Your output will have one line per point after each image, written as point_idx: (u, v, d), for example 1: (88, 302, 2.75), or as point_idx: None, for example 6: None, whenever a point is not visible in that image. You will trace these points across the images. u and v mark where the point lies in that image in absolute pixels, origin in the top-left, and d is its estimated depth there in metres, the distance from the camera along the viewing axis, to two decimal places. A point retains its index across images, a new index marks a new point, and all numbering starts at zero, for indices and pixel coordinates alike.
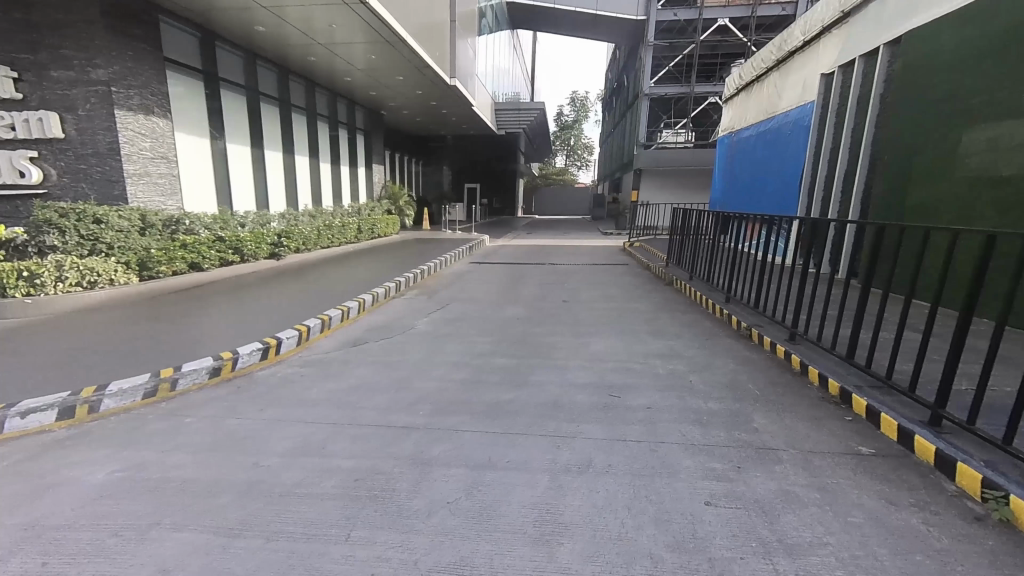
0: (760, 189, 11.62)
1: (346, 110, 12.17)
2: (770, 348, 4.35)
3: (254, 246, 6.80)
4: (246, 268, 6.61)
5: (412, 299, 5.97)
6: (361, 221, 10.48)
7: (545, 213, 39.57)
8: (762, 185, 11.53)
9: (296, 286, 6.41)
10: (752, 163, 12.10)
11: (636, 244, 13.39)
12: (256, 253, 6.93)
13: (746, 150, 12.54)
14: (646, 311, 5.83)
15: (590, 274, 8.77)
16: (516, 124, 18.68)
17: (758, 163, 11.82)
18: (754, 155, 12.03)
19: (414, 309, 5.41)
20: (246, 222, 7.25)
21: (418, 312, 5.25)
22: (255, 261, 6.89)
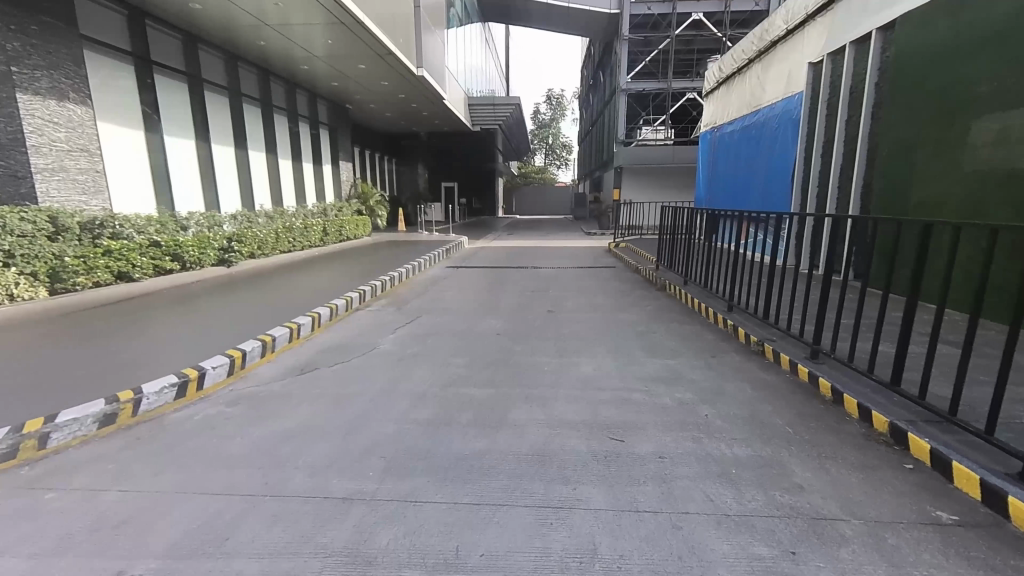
0: (746, 186, 11.05)
1: (306, 103, 11.44)
2: (789, 368, 3.72)
3: (198, 252, 6.09)
4: (190, 277, 5.87)
5: (378, 310, 5.24)
6: (327, 223, 9.74)
7: (525, 212, 38.96)
8: (748, 182, 10.97)
9: (245, 296, 5.66)
10: (736, 159, 11.53)
11: (621, 245, 12.78)
12: (200, 260, 6.18)
13: (729, 146, 11.97)
14: (639, 322, 5.20)
15: (573, 278, 8.12)
16: (491, 119, 18.00)
17: (743, 160, 11.25)
18: (738, 151, 11.46)
19: (378, 322, 4.70)
20: (190, 224, 6.53)
21: (381, 327, 4.55)
22: (200, 269, 6.15)
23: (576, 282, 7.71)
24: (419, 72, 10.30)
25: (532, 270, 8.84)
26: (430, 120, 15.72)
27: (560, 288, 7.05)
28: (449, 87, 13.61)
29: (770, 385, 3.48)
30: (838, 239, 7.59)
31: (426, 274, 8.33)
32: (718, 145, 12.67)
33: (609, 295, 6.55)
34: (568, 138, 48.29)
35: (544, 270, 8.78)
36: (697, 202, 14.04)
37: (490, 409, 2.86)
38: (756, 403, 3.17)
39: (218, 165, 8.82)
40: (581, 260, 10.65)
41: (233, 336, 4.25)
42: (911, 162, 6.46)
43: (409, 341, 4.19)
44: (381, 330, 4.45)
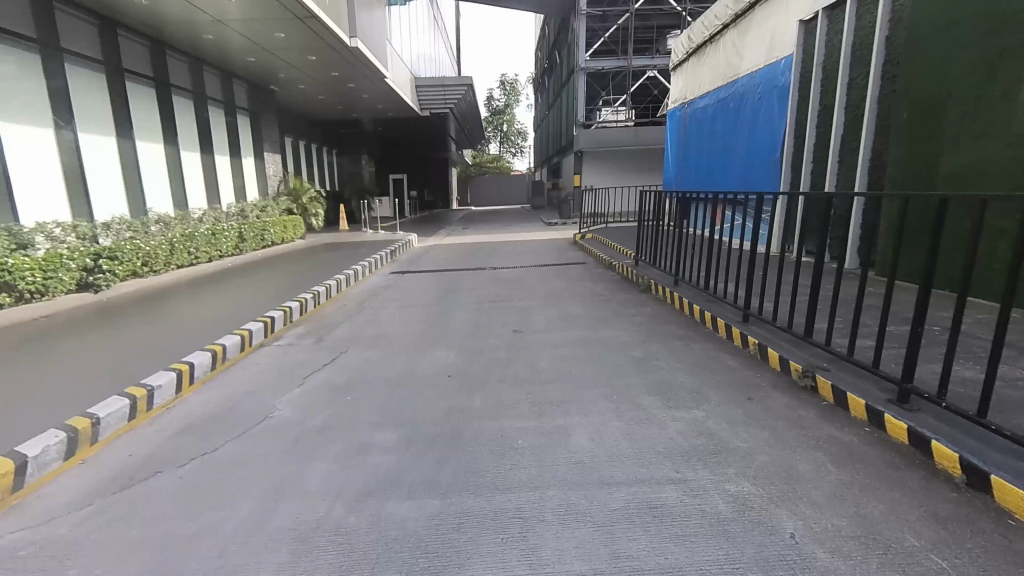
0: (726, 164, 9.90)
1: (217, 85, 9.97)
2: (868, 419, 2.53)
3: (41, 276, 4.70)
4: (30, 312, 4.51)
5: (280, 343, 3.93)
6: (244, 226, 8.28)
7: (482, 203, 37.64)
8: (727, 160, 9.83)
9: (103, 331, 4.31)
10: (713, 136, 10.37)
11: (587, 237, 11.59)
12: (50, 286, 4.80)
13: (705, 121, 10.80)
14: (632, 341, 4.00)
15: (537, 280, 6.91)
16: (438, 102, 16.66)
17: (721, 136, 10.10)
18: (715, 127, 10.30)
19: (274, 367, 3.40)
20: (37, 240, 5.15)
21: (275, 374, 3.25)
22: (50, 300, 4.78)
23: (542, 285, 6.50)
24: (351, 43, 8.91)
25: (489, 273, 7.61)
26: (370, 103, 14.28)
27: (524, 295, 5.83)
28: (391, 64, 12.22)
29: (856, 450, 2.32)
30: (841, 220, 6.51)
31: (363, 283, 6.99)
32: (691, 121, 11.49)
33: (585, 303, 5.36)
34: (522, 124, 47.11)
35: (502, 273, 7.54)
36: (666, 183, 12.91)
37: (428, 568, 1.64)
38: (847, 492, 2.01)
39: (88, 159, 7.12)
40: (545, 258, 9.43)
41: (40, 398, 2.93)
42: (943, 123, 5.38)
43: (320, 396, 2.93)
44: (281, 380, 3.14)
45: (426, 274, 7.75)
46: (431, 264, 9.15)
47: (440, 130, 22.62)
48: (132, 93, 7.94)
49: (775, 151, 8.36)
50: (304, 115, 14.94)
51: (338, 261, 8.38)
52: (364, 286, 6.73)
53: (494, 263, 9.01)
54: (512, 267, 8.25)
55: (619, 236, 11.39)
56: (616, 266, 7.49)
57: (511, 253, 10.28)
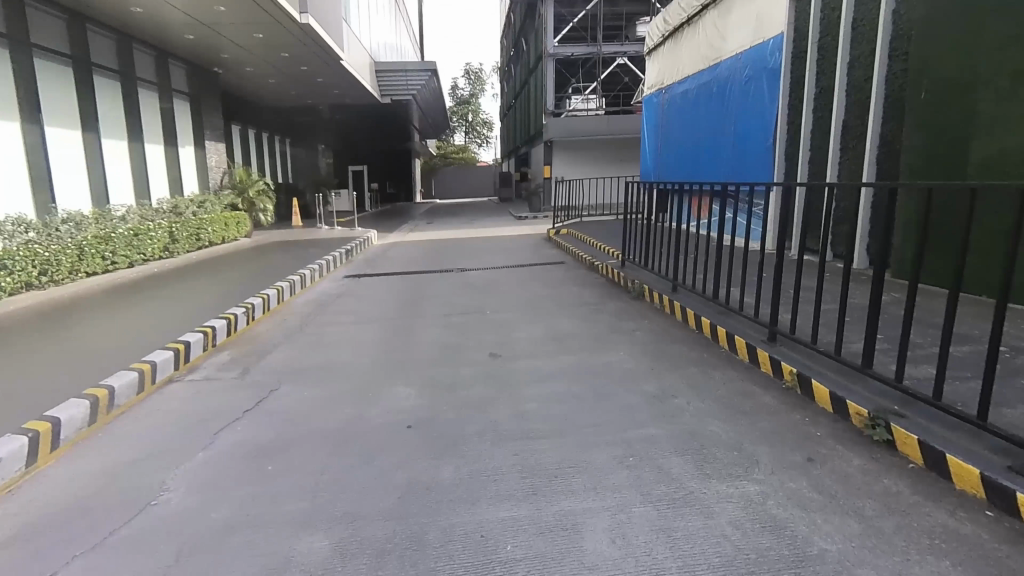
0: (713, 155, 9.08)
1: (149, 66, 8.94)
2: (991, 499, 1.88)
3: None
4: None
5: (195, 377, 3.17)
6: (179, 225, 7.42)
7: (446, 196, 36.74)
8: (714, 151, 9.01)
9: None
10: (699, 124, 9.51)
11: (562, 232, 10.89)
12: None
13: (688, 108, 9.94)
14: (639, 367, 3.30)
15: (511, 285, 6.19)
16: (400, 89, 15.80)
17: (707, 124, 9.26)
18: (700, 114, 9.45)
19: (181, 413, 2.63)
20: None
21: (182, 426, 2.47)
22: None
23: (519, 291, 5.78)
24: (301, 20, 7.97)
25: (457, 276, 6.86)
26: (325, 88, 13.39)
27: (500, 305, 5.10)
28: (347, 45, 11.33)
29: (995, 552, 1.64)
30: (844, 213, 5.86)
31: (312, 290, 6.20)
32: (673, 108, 10.63)
33: (571, 314, 4.65)
34: (487, 115, 46.37)
35: (472, 276, 6.79)
36: (645, 174, 12.13)
37: None
38: None
39: None
40: (517, 257, 8.70)
41: None
42: (973, 104, 4.72)
43: (236, 458, 2.18)
44: (185, 438, 2.34)
45: (388, 277, 6.97)
46: (390, 265, 8.38)
47: (403, 118, 21.73)
48: (45, 77, 6.81)
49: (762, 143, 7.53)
50: (255, 101, 13.98)
51: (286, 262, 7.58)
52: (313, 294, 5.94)
53: (462, 263, 8.26)
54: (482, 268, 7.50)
55: (595, 232, 10.70)
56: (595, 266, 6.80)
57: (479, 252, 9.54)
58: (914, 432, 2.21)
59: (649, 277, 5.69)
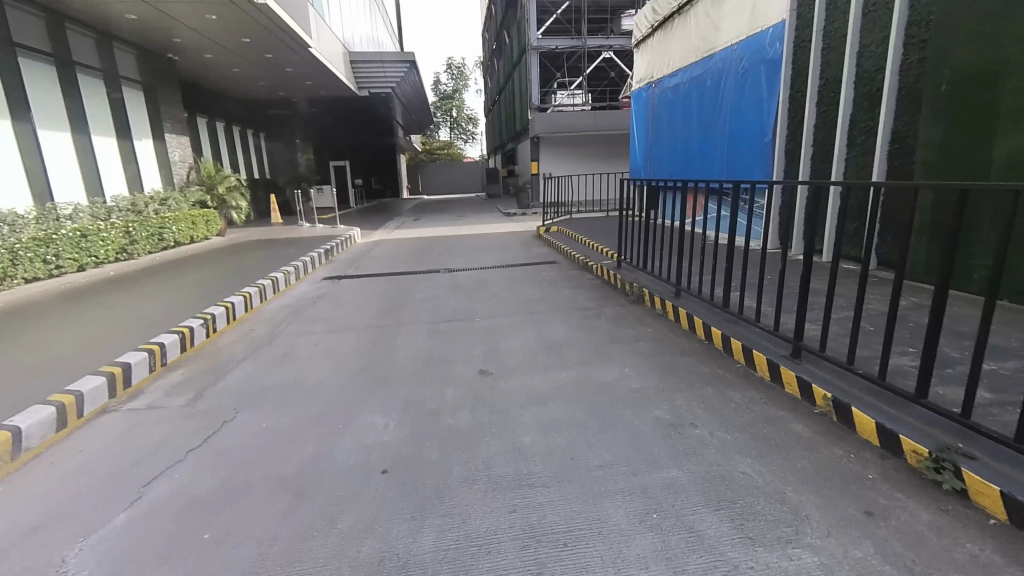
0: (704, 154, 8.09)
1: (93, 50, 8.24)
2: None
3: None
4: None
5: (131, 407, 2.77)
6: (140, 228, 6.94)
7: (432, 192, 36.21)
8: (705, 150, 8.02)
9: None
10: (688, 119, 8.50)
11: (552, 230, 10.48)
12: None
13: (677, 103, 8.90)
14: (646, 385, 2.91)
15: (500, 287, 5.80)
16: (376, 79, 15.40)
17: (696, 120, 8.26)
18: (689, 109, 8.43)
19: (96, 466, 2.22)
20: None
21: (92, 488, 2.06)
22: None
23: (506, 294, 5.39)
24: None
25: (440, 278, 6.45)
26: (298, 76, 12.91)
27: (487, 310, 4.71)
28: (316, 32, 10.80)
29: None
30: (849, 211, 5.39)
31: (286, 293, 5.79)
32: (661, 102, 9.55)
33: (564, 319, 4.26)
34: (472, 109, 45.95)
35: (455, 278, 6.39)
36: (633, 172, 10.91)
37: None
38: None
39: None
40: (505, 256, 8.32)
41: None
42: None
43: (165, 533, 1.77)
44: (99, 507, 1.93)
45: (367, 279, 6.56)
46: (373, 265, 7.93)
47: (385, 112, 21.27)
48: None
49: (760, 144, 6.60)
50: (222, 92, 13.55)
51: (263, 262, 7.16)
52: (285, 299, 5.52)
53: (448, 264, 7.87)
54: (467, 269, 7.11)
55: (585, 229, 10.31)
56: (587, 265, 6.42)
57: (464, 251, 9.14)
58: (988, 475, 1.81)
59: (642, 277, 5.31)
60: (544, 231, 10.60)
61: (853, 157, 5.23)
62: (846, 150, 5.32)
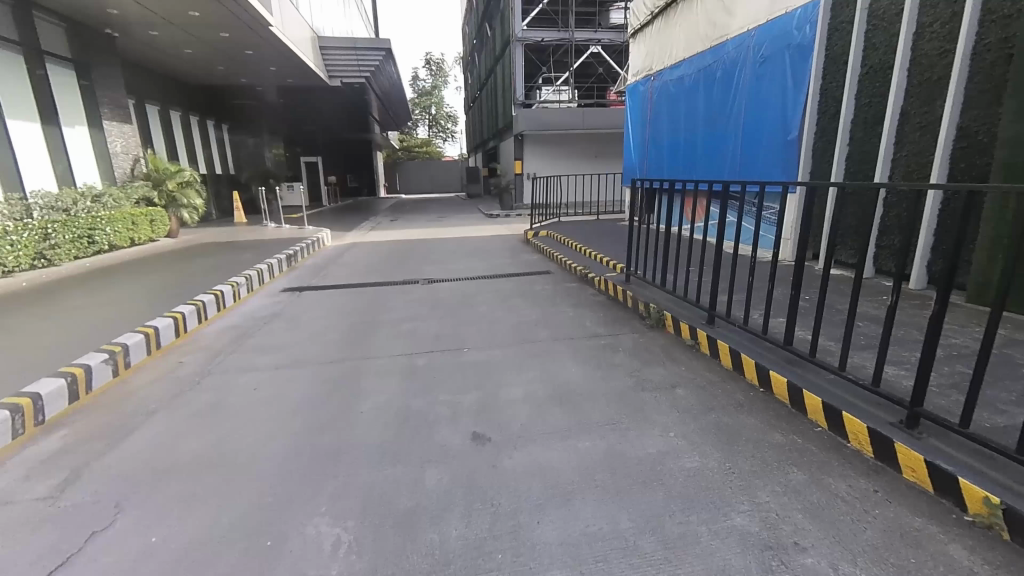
0: (705, 155, 7.17)
1: (9, 23, 7.27)
2: None
3: None
4: None
5: None
6: (56, 229, 6.06)
7: (410, 191, 35.31)
8: (708, 150, 7.10)
9: None
10: (688, 116, 7.60)
11: (540, 234, 9.64)
12: None
13: (675, 97, 7.98)
14: (711, 461, 2.09)
15: (489, 302, 4.99)
16: (342, 61, 14.44)
17: (697, 116, 7.34)
18: (689, 104, 7.52)
19: None
20: None
21: None
22: None
23: (498, 312, 4.59)
24: None
25: (418, 291, 5.63)
26: (261, 59, 12.07)
27: (477, 335, 3.90)
28: (275, 10, 9.84)
29: None
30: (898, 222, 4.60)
31: (230, 312, 4.88)
32: (657, 98, 8.61)
33: (574, 351, 3.46)
34: (451, 107, 45.11)
35: (436, 292, 5.57)
36: (626, 176, 9.95)
37: None
38: None
39: None
40: (491, 264, 7.51)
41: None
42: None
43: None
44: None
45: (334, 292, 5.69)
46: (339, 274, 7.00)
47: (360, 105, 20.34)
48: None
49: (783, 143, 5.68)
50: (166, 80, 12.96)
51: (211, 273, 6.22)
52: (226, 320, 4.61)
53: (426, 274, 7.04)
54: (449, 280, 6.27)
55: (576, 233, 9.54)
56: (586, 277, 5.59)
57: (444, 257, 8.32)
58: None
59: (656, 292, 4.48)
60: (532, 234, 9.80)
61: (907, 157, 4.46)
62: (897, 148, 4.54)
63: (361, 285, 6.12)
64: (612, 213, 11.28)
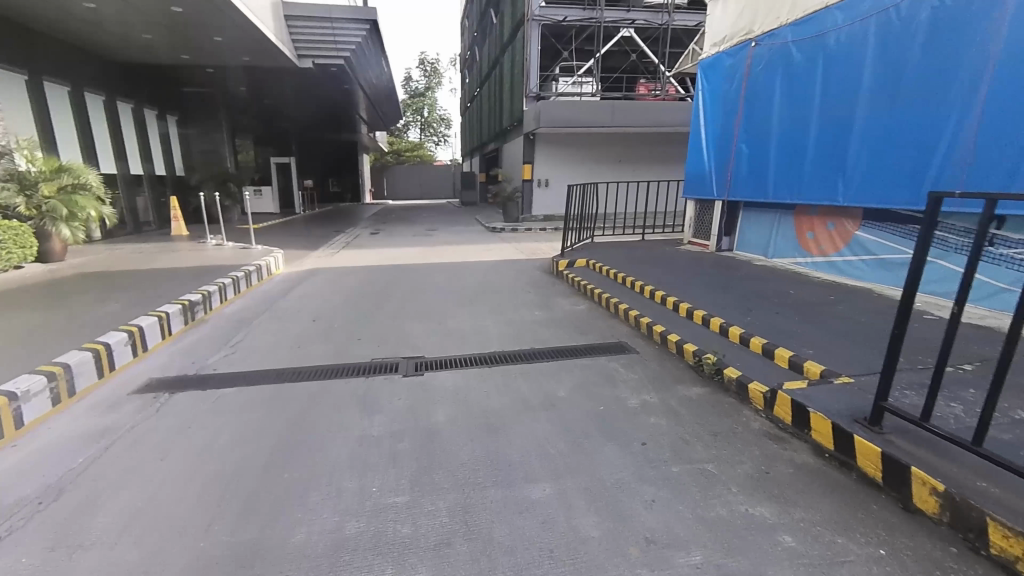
0: (865, 155, 4.93)
1: None
2: None
3: None
4: None
5: None
6: None
7: (398, 198, 32.66)
8: (873, 148, 4.86)
9: None
10: (831, 100, 5.32)
11: (574, 263, 7.11)
12: None
13: (804, 73, 5.68)
14: None
15: (552, 458, 2.34)
16: (309, 28, 11.41)
17: (853, 99, 5.07)
18: (839, 83, 5.24)
19: None
20: None
21: None
22: None
23: (585, 514, 1.92)
24: None
25: (401, 406, 2.95)
26: (210, 26, 9.39)
27: None
28: None
29: None
30: None
31: None
32: (766, 76, 6.29)
33: None
34: (443, 111, 42.71)
35: (434, 409, 2.89)
36: (697, 176, 7.75)
37: None
38: None
39: None
40: (514, 317, 4.89)
41: None
42: None
43: None
44: None
45: (217, 419, 2.91)
46: (261, 345, 4.23)
47: (354, 101, 18.41)
48: None
49: None
50: (88, 58, 10.38)
51: (16, 350, 3.58)
52: None
53: (416, 335, 4.37)
54: (458, 368, 3.61)
55: (626, 265, 7.00)
56: (726, 380, 3.08)
57: (442, 298, 5.73)
58: None
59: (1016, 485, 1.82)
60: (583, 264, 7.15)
61: None
62: None
63: (284, 387, 3.38)
64: (665, 232, 8.77)
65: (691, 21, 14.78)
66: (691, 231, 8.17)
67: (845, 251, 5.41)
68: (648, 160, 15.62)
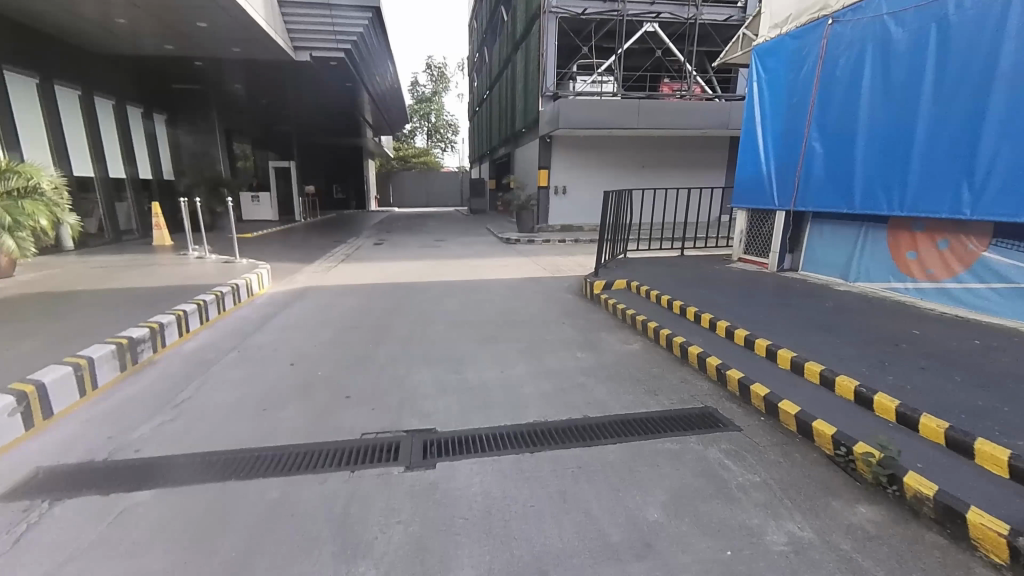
0: (1005, 156, 3.85)
1: None
2: None
3: None
4: None
5: None
6: None
7: (404, 205, 31.66)
8: (1016, 146, 3.78)
9: None
10: (952, 86, 4.24)
11: (608, 286, 6.04)
12: None
13: (909, 54, 4.60)
14: None
15: None
16: (305, 16, 10.36)
17: (986, 84, 3.99)
18: (965, 62, 4.14)
19: None
20: None
21: None
22: None
23: None
24: None
25: (404, 543, 1.85)
26: (192, 10, 8.31)
27: None
28: None
29: None
30: None
31: None
32: (848, 59, 5.21)
33: None
34: (450, 116, 41.76)
35: (457, 551, 1.80)
36: (750, 181, 6.71)
37: None
38: None
39: None
40: (551, 363, 3.79)
41: None
42: None
43: None
44: None
45: (104, 562, 1.80)
46: (214, 409, 3.13)
47: (358, 103, 17.37)
48: None
49: None
50: (58, 48, 9.40)
51: None
52: None
53: (426, 392, 3.27)
54: (485, 455, 2.52)
55: (672, 287, 5.93)
56: (911, 496, 1.97)
57: (458, 332, 4.63)
58: None
59: None
60: (624, 285, 6.04)
61: None
62: None
63: (232, 485, 2.29)
64: (709, 245, 7.74)
65: (720, 15, 13.73)
66: (741, 246, 7.15)
67: (964, 276, 4.31)
68: (672, 166, 14.55)
